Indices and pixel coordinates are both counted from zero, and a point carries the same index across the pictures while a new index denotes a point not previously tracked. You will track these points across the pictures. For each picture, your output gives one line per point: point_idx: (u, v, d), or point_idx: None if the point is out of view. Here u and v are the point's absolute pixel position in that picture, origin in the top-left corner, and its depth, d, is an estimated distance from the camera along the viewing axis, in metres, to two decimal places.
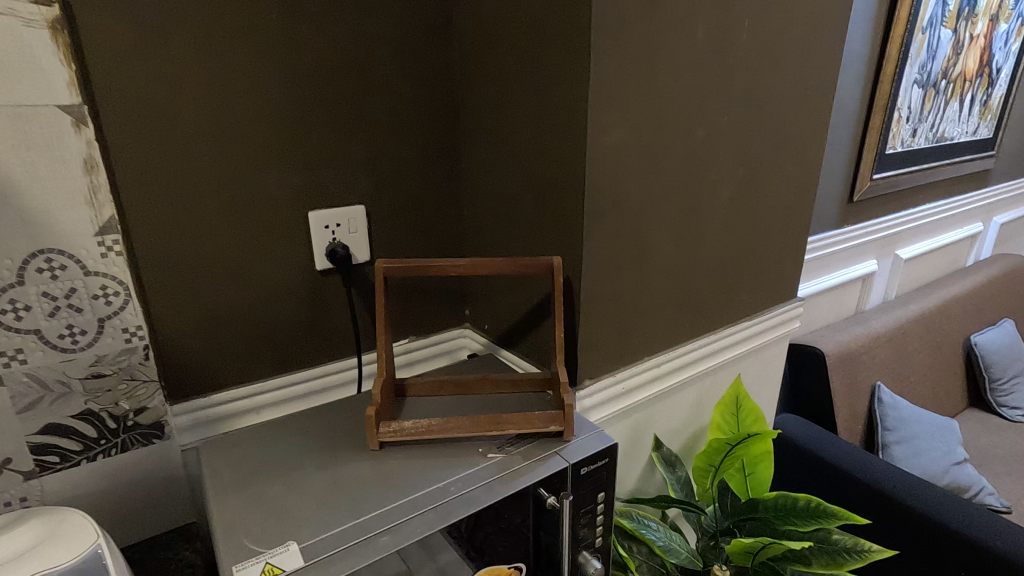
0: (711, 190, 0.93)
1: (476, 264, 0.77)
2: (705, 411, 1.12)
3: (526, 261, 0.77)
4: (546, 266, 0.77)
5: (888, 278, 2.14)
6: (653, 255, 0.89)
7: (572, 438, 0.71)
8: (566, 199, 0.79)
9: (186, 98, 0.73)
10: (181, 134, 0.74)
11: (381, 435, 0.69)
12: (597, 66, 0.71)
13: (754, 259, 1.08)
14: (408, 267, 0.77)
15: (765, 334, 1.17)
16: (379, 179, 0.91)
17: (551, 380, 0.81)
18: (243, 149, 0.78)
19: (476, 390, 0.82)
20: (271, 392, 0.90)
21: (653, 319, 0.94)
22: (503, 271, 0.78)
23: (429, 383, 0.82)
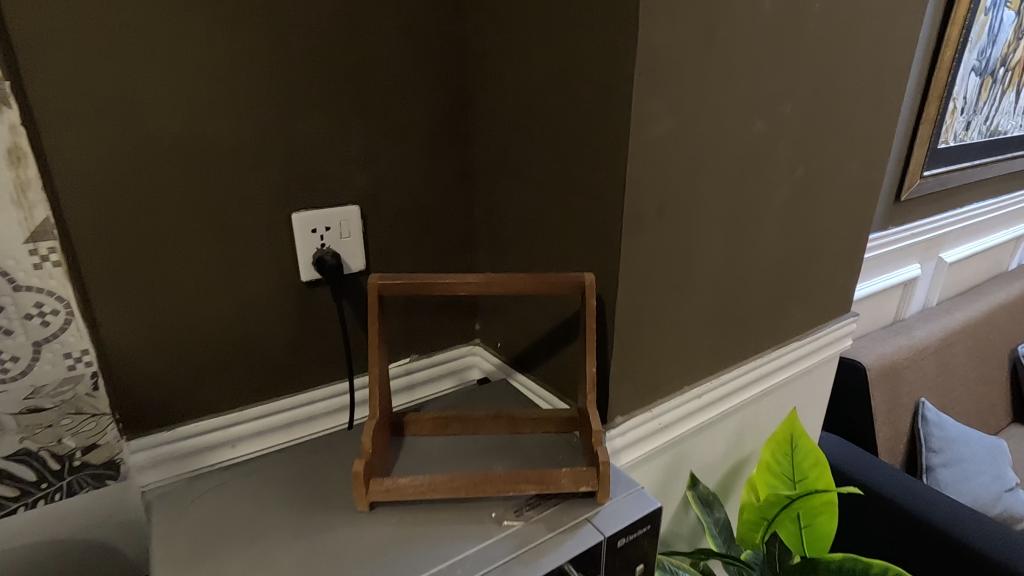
0: (769, 191, 0.79)
1: (491, 280, 0.64)
2: (746, 442, 0.98)
3: (551, 277, 0.64)
4: (577, 285, 0.63)
5: (931, 283, 1.98)
6: (699, 269, 0.75)
7: (606, 501, 0.58)
8: (600, 201, 0.65)
9: (140, 73, 0.60)
10: (135, 117, 0.61)
11: (373, 493, 0.56)
12: (647, 38, 0.57)
13: (810, 270, 0.94)
14: (408, 284, 0.64)
15: (815, 354, 1.03)
16: (378, 175, 0.78)
17: (579, 421, 0.67)
18: (213, 136, 0.65)
19: (487, 430, 0.69)
20: (248, 422, 0.77)
21: (695, 344, 0.80)
22: (523, 290, 0.64)
23: (432, 421, 0.69)
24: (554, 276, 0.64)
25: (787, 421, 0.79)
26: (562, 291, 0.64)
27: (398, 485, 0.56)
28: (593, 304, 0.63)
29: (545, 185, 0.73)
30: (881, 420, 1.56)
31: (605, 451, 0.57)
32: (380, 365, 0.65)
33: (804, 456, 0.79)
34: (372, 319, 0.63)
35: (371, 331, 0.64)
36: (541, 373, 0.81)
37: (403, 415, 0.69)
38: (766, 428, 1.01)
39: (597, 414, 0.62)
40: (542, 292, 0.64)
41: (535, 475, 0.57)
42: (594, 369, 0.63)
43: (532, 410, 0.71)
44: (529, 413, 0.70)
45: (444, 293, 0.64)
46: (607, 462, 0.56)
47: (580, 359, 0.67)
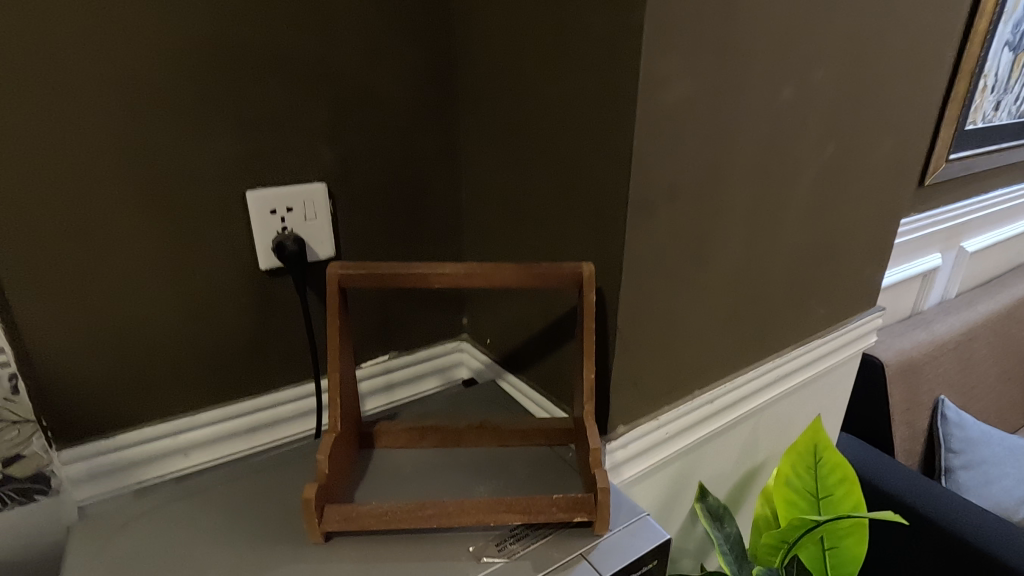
0: (795, 169, 0.69)
1: (472, 272, 0.55)
2: (761, 449, 0.90)
3: (542, 268, 0.54)
4: (573, 277, 0.54)
5: (951, 273, 1.88)
6: (714, 259, 0.66)
7: (605, 533, 0.49)
8: (603, 180, 0.56)
9: (55, 22, 0.50)
10: (52, 77, 0.51)
11: (328, 525, 0.47)
12: None
13: (835, 261, 0.84)
14: (374, 275, 0.55)
15: (837, 352, 0.93)
16: (349, 149, 0.68)
17: (576, 435, 0.59)
18: (149, 102, 0.56)
19: (469, 443, 0.61)
20: (202, 429, 0.68)
21: (709, 344, 0.71)
22: (510, 284, 0.55)
23: (406, 433, 0.60)
24: (545, 267, 0.54)
25: (810, 432, 0.70)
26: (556, 285, 0.55)
27: (357, 513, 0.47)
28: (592, 300, 0.53)
29: (539, 161, 0.63)
30: (899, 419, 1.47)
31: (606, 474, 0.48)
32: (344, 369, 0.56)
33: (828, 472, 0.70)
34: (332, 316, 0.54)
35: (331, 330, 0.54)
36: (533, 375, 0.72)
37: (373, 427, 0.60)
38: (781, 435, 0.92)
39: (596, 429, 0.53)
40: (532, 285, 0.55)
41: (521, 503, 0.48)
42: (593, 375, 0.54)
43: (522, 419, 0.62)
44: (517, 424, 0.61)
45: (418, 286, 0.55)
46: (607, 488, 0.47)
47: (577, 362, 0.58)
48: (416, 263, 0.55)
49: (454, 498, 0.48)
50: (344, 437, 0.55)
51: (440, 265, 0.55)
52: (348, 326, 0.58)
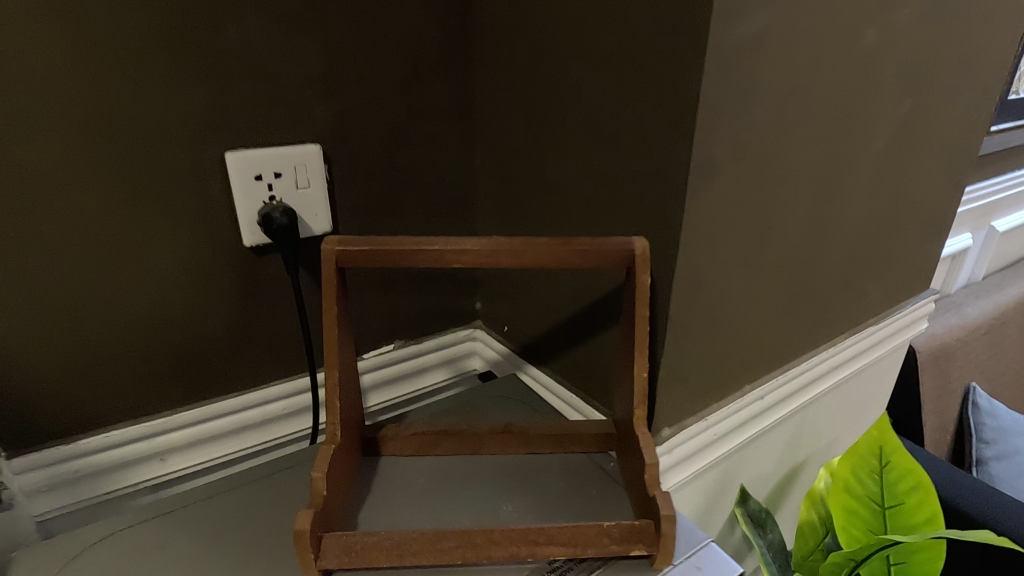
0: (868, 130, 0.59)
1: (499, 248, 0.45)
2: (804, 446, 0.81)
3: (584, 245, 0.44)
4: (623, 254, 0.44)
5: (981, 254, 1.78)
6: (775, 234, 0.56)
7: (666, 567, 0.40)
8: (657, 136, 0.46)
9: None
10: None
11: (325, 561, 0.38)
12: None
13: (896, 239, 0.74)
14: (378, 253, 0.45)
15: (888, 340, 0.85)
16: (347, 104, 0.58)
17: (622, 442, 0.50)
18: (104, 38, 0.46)
19: (491, 451, 0.51)
20: (181, 430, 0.59)
21: (762, 333, 0.62)
22: (545, 262, 0.45)
23: (418, 439, 0.51)
24: (588, 243, 0.44)
25: (876, 434, 0.61)
26: (600, 265, 0.45)
27: (362, 547, 0.39)
28: (646, 283, 0.44)
29: (574, 118, 0.53)
30: (929, 408, 1.40)
31: (670, 497, 0.39)
32: (343, 366, 0.47)
33: (897, 478, 0.61)
34: (328, 302, 0.45)
35: (326, 320, 0.45)
36: (560, 368, 0.63)
37: (379, 431, 0.51)
38: (823, 431, 0.84)
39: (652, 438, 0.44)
40: (571, 265, 0.45)
41: (565, 534, 0.39)
42: (646, 373, 0.45)
43: (552, 422, 0.53)
44: (548, 428, 0.52)
45: (434, 266, 0.46)
46: (672, 516, 0.38)
47: (621, 356, 0.49)
48: (430, 237, 0.46)
49: (484, 526, 0.40)
50: (343, 444, 0.46)
51: (460, 241, 0.45)
52: (348, 314, 0.48)
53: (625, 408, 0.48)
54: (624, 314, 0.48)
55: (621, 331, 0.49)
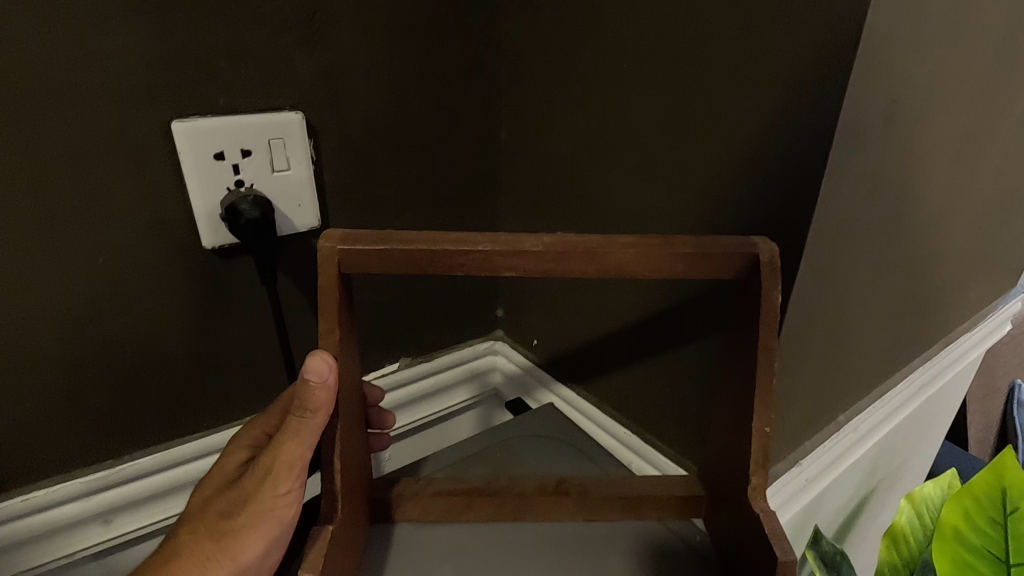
0: (1014, 90, 0.46)
1: (569, 250, 0.32)
2: (879, 472, 0.70)
3: (687, 246, 0.32)
4: (741, 261, 0.32)
5: None
6: (902, 227, 0.43)
7: None
8: (782, 96, 0.33)
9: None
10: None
11: (337, 358, 0.31)
12: None
13: (1006, 231, 0.62)
14: (397, 254, 0.32)
15: (975, 347, 0.73)
16: (343, 58, 0.44)
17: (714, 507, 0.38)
18: None
19: (542, 514, 0.39)
20: (127, 483, 0.46)
21: (867, 350, 0.50)
22: (630, 269, 0.32)
23: (446, 501, 0.39)
24: (692, 246, 0.32)
25: (993, 464, 0.35)
26: (707, 275, 0.32)
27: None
28: (775, 300, 0.31)
29: (648, 73, 0.40)
30: (974, 409, 1.29)
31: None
32: (348, 407, 0.34)
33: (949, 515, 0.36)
34: (327, 324, 0.31)
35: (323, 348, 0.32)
36: (613, 396, 0.50)
37: (393, 490, 0.38)
38: (898, 453, 0.72)
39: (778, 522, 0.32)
40: (668, 275, 0.32)
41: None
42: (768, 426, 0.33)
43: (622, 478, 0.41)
44: (620, 488, 0.39)
45: (475, 274, 0.33)
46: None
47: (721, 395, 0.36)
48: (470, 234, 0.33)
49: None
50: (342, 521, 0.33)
51: (513, 239, 0.32)
52: (351, 339, 0.35)
53: (721, 465, 0.36)
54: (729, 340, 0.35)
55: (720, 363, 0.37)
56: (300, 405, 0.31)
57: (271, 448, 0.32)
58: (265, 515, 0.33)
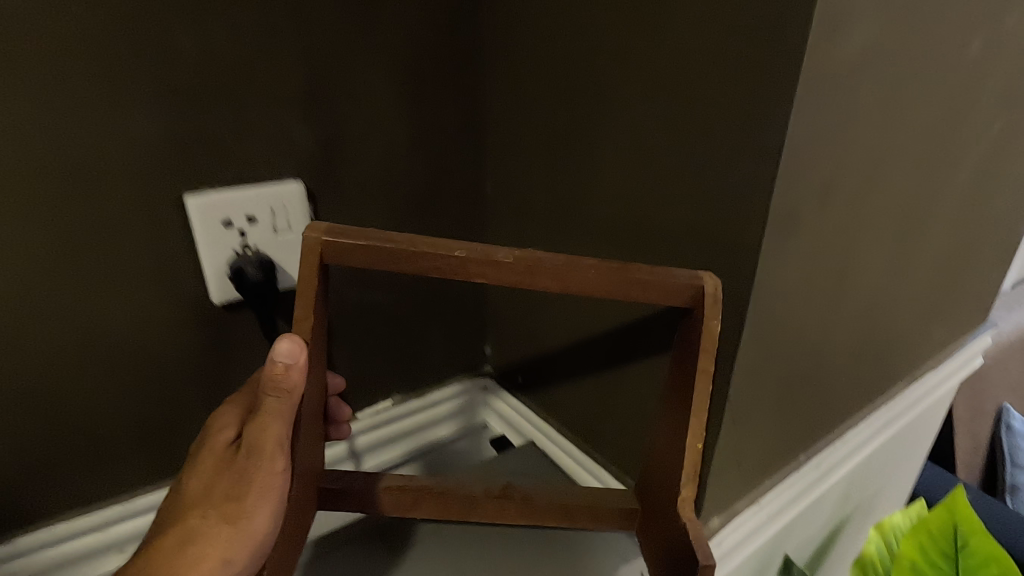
0: (960, 157, 0.50)
1: (537, 266, 0.36)
2: (851, 502, 0.73)
3: (644, 274, 0.36)
4: (689, 292, 0.36)
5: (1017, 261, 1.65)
6: (850, 287, 0.47)
7: None
8: (726, 178, 0.37)
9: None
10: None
11: (308, 342, 0.36)
12: None
13: (968, 274, 0.65)
14: (378, 251, 0.36)
15: (944, 382, 0.76)
16: (336, 130, 0.48)
17: (653, 524, 0.42)
18: (35, 64, 0.36)
19: (483, 518, 0.46)
20: (140, 520, 0.50)
21: (825, 395, 0.53)
22: (588, 290, 0.37)
23: (393, 501, 0.45)
24: (648, 274, 0.36)
25: None
26: (658, 301, 0.37)
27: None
28: (714, 329, 0.36)
29: (611, 151, 0.44)
30: (961, 429, 1.31)
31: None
32: (309, 400, 0.39)
33: None
34: (303, 311, 0.36)
35: (295, 334, 0.36)
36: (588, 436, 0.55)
37: (343, 483, 0.45)
38: (871, 481, 0.75)
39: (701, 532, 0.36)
40: (624, 297, 0.37)
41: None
42: (700, 444, 0.37)
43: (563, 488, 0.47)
44: (558, 497, 0.46)
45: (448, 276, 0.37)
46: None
47: (665, 430, 0.41)
48: (449, 240, 0.37)
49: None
50: (292, 504, 0.39)
51: (485, 250, 0.36)
52: (321, 353, 0.40)
53: (660, 482, 0.41)
54: (677, 384, 0.39)
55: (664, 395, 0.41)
56: (273, 385, 0.35)
57: (255, 428, 0.35)
58: (265, 494, 0.36)
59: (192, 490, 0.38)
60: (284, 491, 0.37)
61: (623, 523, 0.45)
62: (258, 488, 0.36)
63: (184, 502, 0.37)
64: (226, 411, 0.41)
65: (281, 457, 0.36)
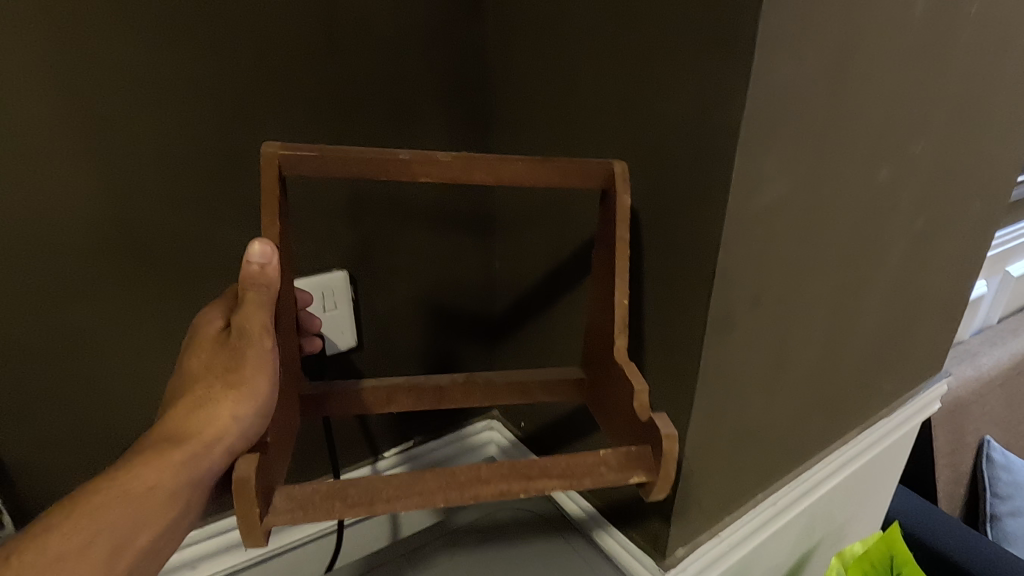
0: (884, 252, 0.60)
1: (473, 162, 0.45)
2: (817, 531, 0.82)
3: (562, 162, 0.46)
4: (600, 175, 0.48)
5: (1006, 296, 1.71)
6: (791, 360, 0.58)
7: (661, 494, 0.45)
8: (664, 281, 0.50)
9: (49, 102, 0.45)
10: (47, 163, 0.47)
11: (274, 245, 0.43)
12: (761, 85, 0.40)
13: (913, 336, 0.75)
14: (331, 159, 0.43)
15: (901, 426, 0.86)
16: (372, 231, 0.63)
17: (597, 384, 0.53)
18: (167, 207, 0.52)
19: (453, 403, 0.54)
20: (212, 538, 0.65)
21: (778, 446, 0.63)
22: (526, 181, 0.47)
23: (370, 397, 0.53)
24: (568, 162, 0.47)
25: None
26: (581, 184, 0.47)
27: (322, 499, 0.40)
28: (625, 203, 0.47)
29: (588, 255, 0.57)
30: (942, 463, 1.38)
31: (667, 419, 0.43)
32: (284, 294, 0.46)
33: None
34: (269, 217, 0.43)
35: (267, 236, 0.43)
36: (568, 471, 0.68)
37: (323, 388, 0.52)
38: (836, 514, 0.84)
39: (634, 366, 0.48)
40: (549, 183, 0.47)
41: (561, 466, 0.44)
42: (626, 302, 0.48)
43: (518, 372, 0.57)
44: (516, 377, 0.55)
45: (396, 178, 0.44)
46: (672, 436, 0.42)
47: (596, 314, 0.52)
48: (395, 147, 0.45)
49: (434, 470, 0.42)
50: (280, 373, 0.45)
51: (425, 154, 0.45)
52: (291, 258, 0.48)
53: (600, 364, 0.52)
54: (602, 283, 0.51)
55: (591, 294, 0.53)
56: None
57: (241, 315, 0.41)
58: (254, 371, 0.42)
59: (193, 368, 0.43)
60: (277, 364, 0.43)
61: (571, 395, 0.56)
62: (253, 360, 0.42)
63: (187, 378, 0.43)
64: (211, 308, 0.46)
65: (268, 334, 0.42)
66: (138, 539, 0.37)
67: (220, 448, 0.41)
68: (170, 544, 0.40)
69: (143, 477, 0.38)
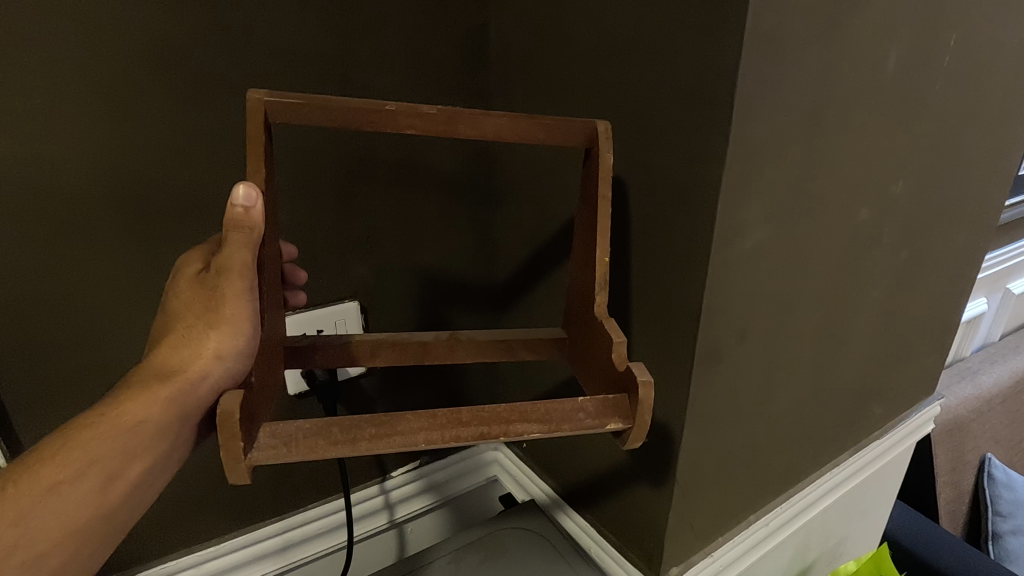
0: (868, 284, 0.63)
1: (456, 117, 0.46)
2: (813, 551, 0.84)
3: (546, 118, 0.48)
4: (584, 132, 0.49)
5: (1008, 313, 1.72)
6: (779, 388, 0.61)
7: (637, 442, 0.45)
8: (652, 317, 0.53)
9: (92, 155, 0.50)
10: (88, 210, 0.51)
11: (259, 189, 0.42)
12: (740, 145, 0.43)
13: (901, 363, 0.78)
14: (320, 106, 0.44)
15: (895, 447, 0.88)
16: (382, 260, 0.69)
17: (576, 348, 0.55)
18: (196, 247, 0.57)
19: (436, 359, 0.56)
20: (232, 552, 0.68)
21: (769, 469, 0.66)
22: (511, 135, 0.48)
23: (355, 349, 0.54)
24: (551, 119, 0.48)
25: None
26: (565, 141, 0.49)
27: (304, 437, 0.39)
28: (607, 159, 0.49)
29: None
30: (942, 481, 1.39)
31: (643, 366, 0.44)
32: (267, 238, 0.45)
33: None
34: (254, 162, 0.42)
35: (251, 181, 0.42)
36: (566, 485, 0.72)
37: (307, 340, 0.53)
38: (830, 534, 0.86)
39: (615, 321, 0.49)
40: (533, 139, 0.48)
41: (541, 411, 0.43)
42: (606, 259, 0.50)
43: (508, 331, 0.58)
44: (504, 336, 0.57)
45: (381, 129, 0.45)
46: (648, 382, 0.43)
47: (579, 276, 0.54)
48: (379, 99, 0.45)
49: (418, 412, 0.42)
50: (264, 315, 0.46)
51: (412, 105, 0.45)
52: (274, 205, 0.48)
53: (581, 328, 0.54)
54: (584, 246, 0.52)
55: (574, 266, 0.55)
56: (235, 223, 0.41)
57: (223, 257, 0.41)
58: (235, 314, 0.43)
59: (173, 307, 0.44)
60: (255, 305, 0.43)
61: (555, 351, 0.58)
62: (230, 300, 0.42)
63: (168, 316, 0.44)
64: (192, 252, 0.47)
65: (250, 277, 0.42)
66: (131, 468, 0.41)
67: (206, 383, 0.43)
68: (163, 472, 0.44)
69: (132, 411, 0.40)
